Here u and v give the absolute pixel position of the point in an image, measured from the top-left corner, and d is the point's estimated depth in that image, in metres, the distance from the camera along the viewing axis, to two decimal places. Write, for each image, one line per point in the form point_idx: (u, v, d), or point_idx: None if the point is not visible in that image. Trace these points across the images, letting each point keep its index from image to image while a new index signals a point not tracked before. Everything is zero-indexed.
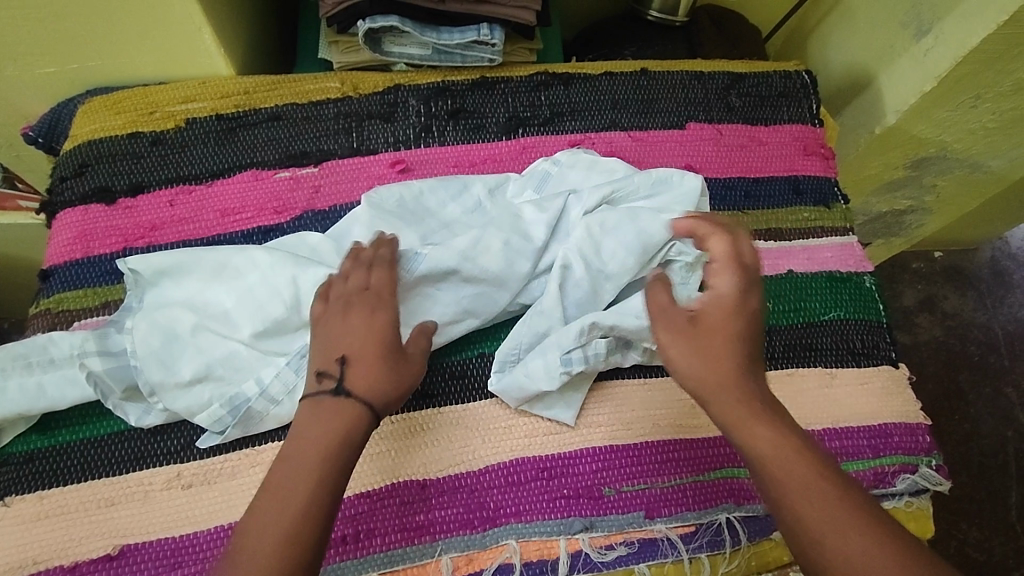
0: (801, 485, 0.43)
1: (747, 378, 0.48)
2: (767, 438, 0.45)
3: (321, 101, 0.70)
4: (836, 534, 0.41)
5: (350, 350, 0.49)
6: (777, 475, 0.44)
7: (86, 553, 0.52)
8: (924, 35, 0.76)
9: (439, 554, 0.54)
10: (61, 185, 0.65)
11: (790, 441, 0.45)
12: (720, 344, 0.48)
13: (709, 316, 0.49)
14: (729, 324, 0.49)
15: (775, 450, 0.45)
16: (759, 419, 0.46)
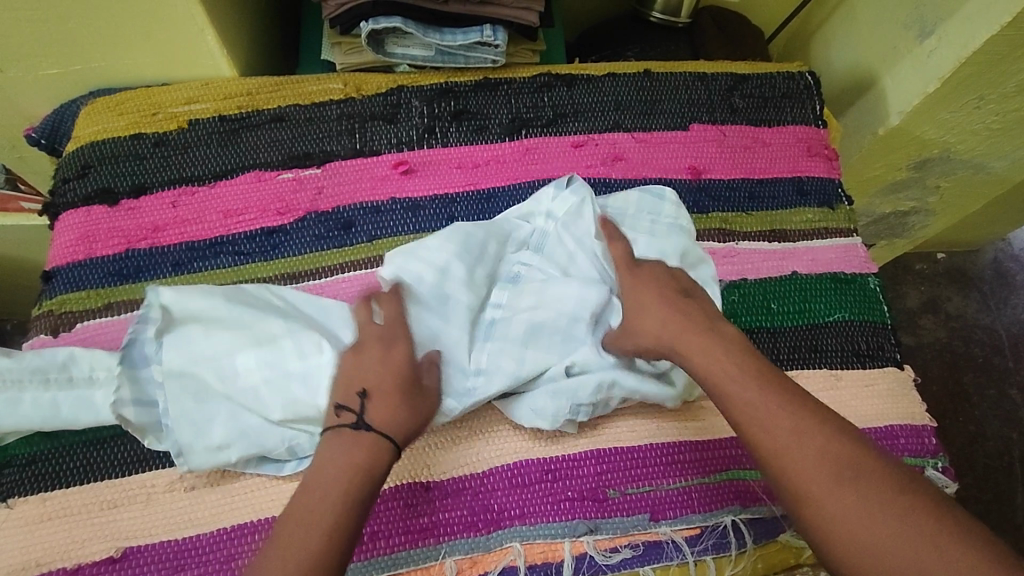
0: (764, 412, 0.46)
1: (691, 314, 0.52)
2: (723, 367, 0.48)
3: (324, 102, 0.70)
4: (800, 453, 0.44)
5: (369, 382, 0.50)
6: (741, 406, 0.46)
7: (89, 556, 0.52)
8: (928, 36, 0.76)
9: (443, 557, 0.53)
10: (64, 186, 0.65)
11: (745, 366, 0.48)
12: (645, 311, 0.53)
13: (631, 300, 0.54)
14: (641, 294, 0.54)
15: (732, 377, 0.48)
16: (710, 347, 0.50)
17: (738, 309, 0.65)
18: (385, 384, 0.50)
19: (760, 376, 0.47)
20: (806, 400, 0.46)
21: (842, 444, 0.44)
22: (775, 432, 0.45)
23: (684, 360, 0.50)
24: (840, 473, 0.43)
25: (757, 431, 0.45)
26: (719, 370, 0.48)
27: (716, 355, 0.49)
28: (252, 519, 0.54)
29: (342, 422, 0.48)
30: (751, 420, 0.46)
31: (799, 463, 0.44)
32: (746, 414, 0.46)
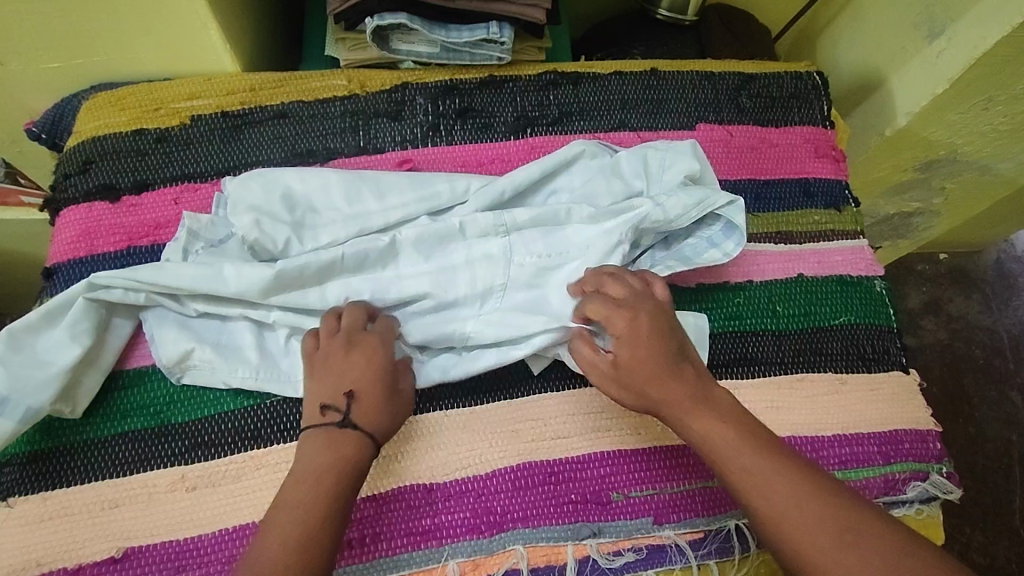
0: (771, 487, 0.47)
1: (697, 380, 0.52)
2: (725, 441, 0.49)
3: (327, 98, 0.69)
4: (810, 526, 0.45)
5: (357, 387, 0.52)
6: (746, 482, 0.48)
7: (90, 556, 0.52)
8: (937, 36, 0.75)
9: (446, 559, 0.53)
10: (65, 182, 0.64)
11: (749, 437, 0.49)
12: (642, 378, 0.52)
13: (626, 356, 0.53)
14: (646, 360, 0.52)
15: (736, 452, 0.49)
16: (711, 416, 0.51)
17: (743, 311, 0.65)
18: (370, 390, 0.52)
19: (763, 449, 0.49)
20: (812, 473, 0.48)
21: (849, 513, 0.46)
22: (785, 505, 0.46)
23: (682, 428, 0.51)
24: (847, 542, 0.45)
25: (761, 505, 0.47)
26: (721, 443, 0.49)
27: (720, 427, 0.50)
28: (254, 520, 0.54)
29: (328, 421, 0.51)
30: (757, 495, 0.47)
31: (809, 535, 0.45)
32: (754, 486, 0.47)
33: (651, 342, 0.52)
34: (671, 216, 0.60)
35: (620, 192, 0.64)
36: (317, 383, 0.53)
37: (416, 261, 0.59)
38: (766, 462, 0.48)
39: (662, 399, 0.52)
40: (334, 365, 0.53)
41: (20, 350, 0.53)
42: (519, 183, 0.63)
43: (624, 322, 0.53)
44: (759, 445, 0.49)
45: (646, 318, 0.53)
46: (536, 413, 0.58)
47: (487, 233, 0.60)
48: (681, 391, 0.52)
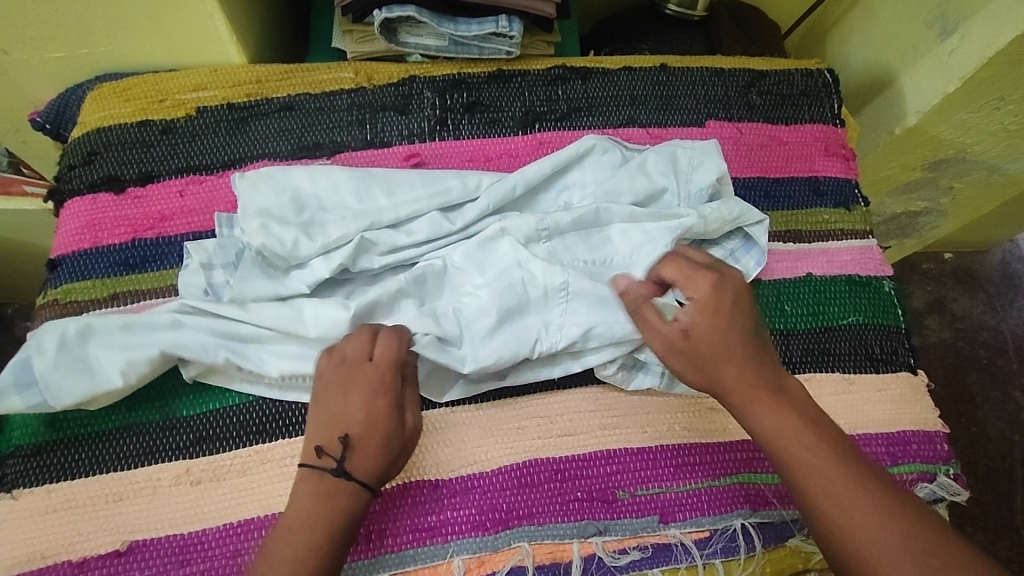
0: (833, 483, 0.47)
1: (762, 370, 0.52)
2: (793, 434, 0.49)
3: (334, 91, 0.69)
4: (869, 523, 0.45)
5: (352, 429, 0.49)
6: (810, 474, 0.48)
7: (95, 549, 0.52)
8: (949, 34, 0.75)
9: (451, 556, 0.53)
10: (70, 173, 0.64)
11: (814, 433, 0.49)
12: (711, 356, 0.52)
13: (698, 326, 0.52)
14: (717, 331, 0.52)
15: (803, 445, 0.49)
16: (778, 409, 0.50)
17: None
18: (365, 432, 0.49)
19: (830, 446, 0.49)
20: (876, 474, 0.48)
21: (904, 515, 0.46)
22: (845, 500, 0.46)
23: (747, 416, 0.51)
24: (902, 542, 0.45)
25: (822, 498, 0.47)
26: (787, 433, 0.49)
27: (786, 418, 0.50)
28: (259, 515, 0.53)
29: (322, 466, 0.48)
30: (821, 489, 0.47)
31: (867, 531, 0.45)
32: (817, 480, 0.47)
33: (727, 313, 0.52)
34: (710, 229, 0.62)
35: (642, 190, 0.63)
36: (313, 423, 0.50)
37: (470, 277, 0.59)
38: (829, 460, 0.48)
39: (728, 381, 0.51)
40: (330, 405, 0.50)
41: (77, 343, 0.53)
42: (530, 179, 0.62)
43: (695, 290, 0.53)
44: (824, 441, 0.49)
45: (718, 285, 0.53)
46: (541, 411, 0.58)
47: (530, 239, 0.60)
48: (745, 377, 0.51)
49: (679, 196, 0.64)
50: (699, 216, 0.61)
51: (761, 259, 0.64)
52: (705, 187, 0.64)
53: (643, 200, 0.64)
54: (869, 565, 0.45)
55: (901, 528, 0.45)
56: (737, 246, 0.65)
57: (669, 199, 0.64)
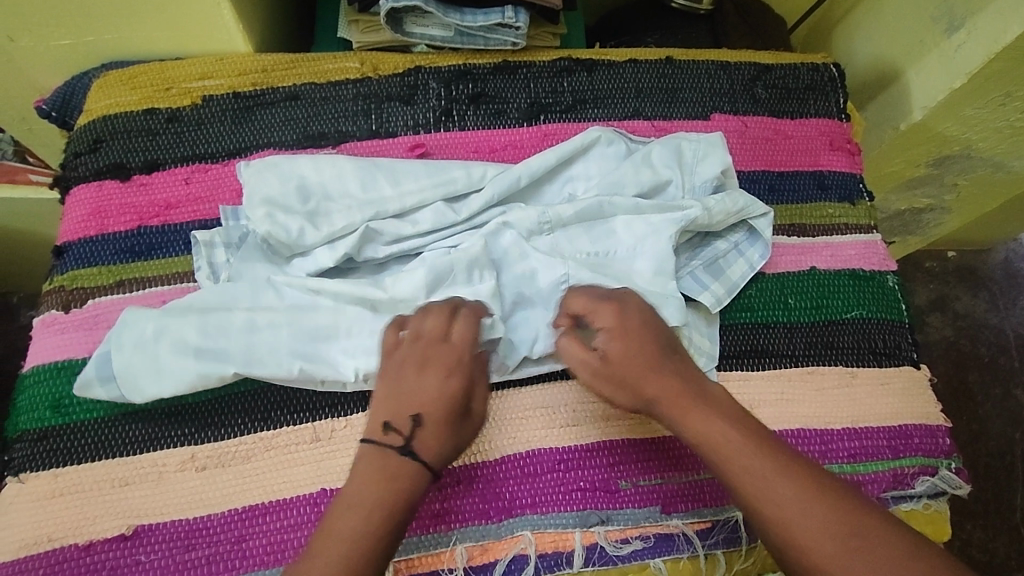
0: (764, 478, 0.45)
1: (688, 376, 0.51)
2: (722, 438, 0.48)
3: (340, 81, 0.69)
4: (799, 513, 0.44)
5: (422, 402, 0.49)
6: (743, 474, 0.46)
7: (100, 533, 0.52)
8: (956, 29, 0.74)
9: (454, 544, 0.53)
10: (76, 160, 0.64)
11: (745, 432, 0.48)
12: (634, 370, 0.51)
13: (614, 350, 0.52)
14: (630, 351, 0.51)
15: (732, 448, 0.47)
16: (705, 412, 0.49)
17: (755, 303, 0.64)
18: (437, 412, 0.49)
19: (758, 445, 0.47)
20: (806, 466, 0.46)
21: (838, 509, 0.44)
22: (776, 495, 0.45)
23: (677, 424, 0.49)
24: (827, 525, 0.43)
25: (753, 495, 0.45)
26: (715, 435, 0.48)
27: (716, 424, 0.48)
28: (263, 501, 0.54)
29: (388, 443, 0.48)
30: (752, 486, 0.45)
31: (798, 523, 0.43)
32: (748, 477, 0.46)
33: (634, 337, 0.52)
34: (713, 221, 0.62)
35: (647, 181, 0.63)
36: (382, 404, 0.50)
37: None
38: (761, 456, 0.46)
39: (654, 390, 0.50)
40: (404, 385, 0.50)
41: (154, 339, 0.54)
42: (535, 170, 0.62)
43: (607, 314, 0.53)
44: (752, 441, 0.47)
45: (622, 309, 0.53)
46: (545, 401, 0.58)
47: (532, 231, 0.60)
48: (670, 384, 0.50)
49: (684, 188, 0.64)
50: (702, 207, 0.61)
51: (764, 251, 0.65)
52: (709, 179, 0.64)
53: (648, 191, 0.64)
54: (803, 555, 0.43)
55: (834, 514, 0.43)
56: (742, 238, 0.65)
57: (674, 192, 0.64)
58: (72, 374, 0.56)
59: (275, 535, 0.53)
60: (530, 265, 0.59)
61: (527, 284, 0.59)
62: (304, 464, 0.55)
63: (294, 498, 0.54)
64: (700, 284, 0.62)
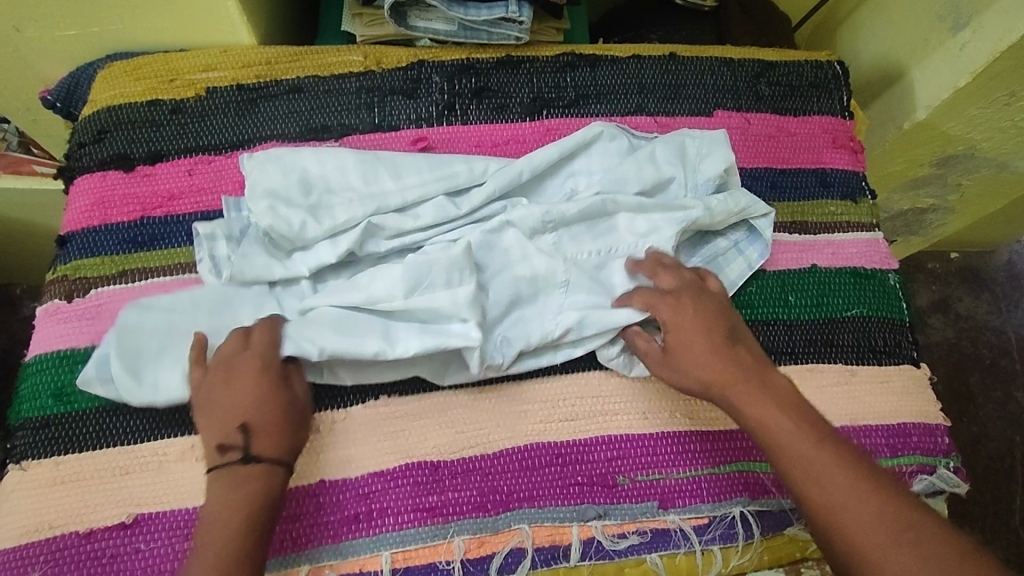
0: (819, 465, 0.47)
1: (744, 363, 0.53)
2: (778, 424, 0.50)
3: (343, 74, 0.69)
4: (845, 499, 0.46)
5: (258, 411, 0.51)
6: (794, 460, 0.48)
7: (101, 520, 0.52)
8: (962, 28, 0.74)
9: (451, 536, 0.54)
10: (80, 151, 0.64)
11: (798, 420, 0.50)
12: (692, 357, 0.54)
13: (671, 339, 0.55)
14: (688, 340, 0.54)
15: (785, 434, 0.49)
16: (766, 399, 0.51)
17: (755, 300, 0.64)
18: (261, 412, 0.51)
19: (816, 435, 0.49)
20: (857, 457, 0.48)
21: (882, 497, 0.46)
22: (827, 481, 0.47)
23: (736, 407, 0.52)
24: (870, 512, 0.45)
25: (804, 479, 0.47)
26: (770, 422, 0.50)
27: (774, 411, 0.50)
28: None
29: (229, 461, 0.49)
30: (803, 470, 0.48)
31: (846, 509, 0.46)
32: (801, 463, 0.48)
33: (689, 328, 0.54)
34: (714, 219, 0.62)
35: (649, 177, 0.63)
36: (209, 421, 0.51)
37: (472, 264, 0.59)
38: (814, 445, 0.48)
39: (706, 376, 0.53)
40: (220, 401, 0.51)
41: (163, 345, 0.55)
42: (537, 165, 0.62)
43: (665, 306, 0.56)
44: (809, 429, 0.49)
45: (679, 303, 0.56)
46: (544, 395, 0.58)
47: (533, 227, 0.60)
48: (724, 372, 0.52)
49: (686, 185, 0.64)
50: (703, 203, 0.61)
51: (766, 249, 0.65)
52: (712, 177, 0.64)
53: (650, 188, 0.64)
54: (846, 538, 0.45)
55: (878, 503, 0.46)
56: (744, 235, 0.65)
57: (676, 189, 0.64)
58: (74, 363, 0.57)
59: None
60: (530, 260, 0.59)
61: (525, 282, 0.58)
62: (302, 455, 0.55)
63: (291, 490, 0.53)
64: None
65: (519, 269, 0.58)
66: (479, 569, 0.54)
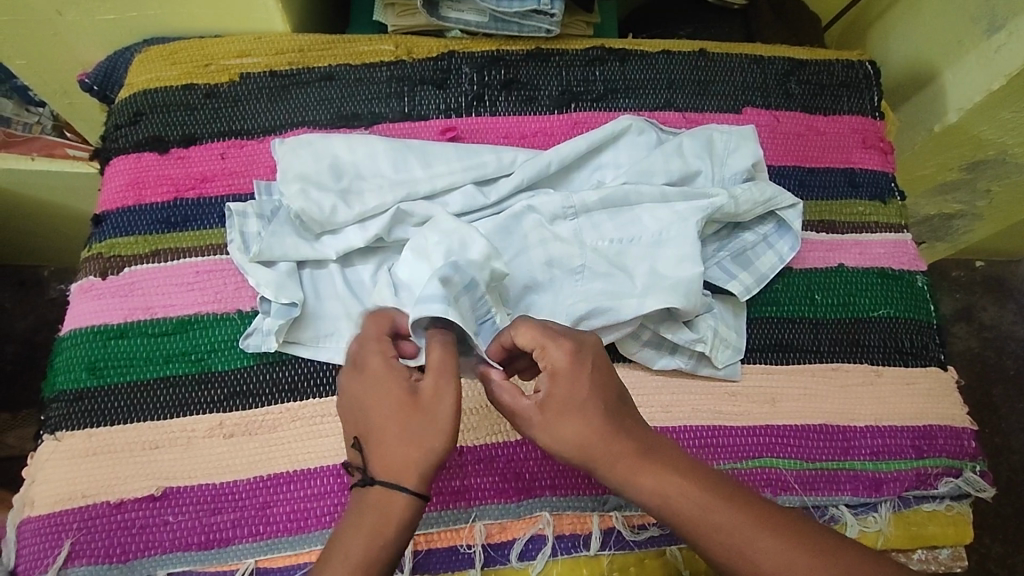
0: (730, 535, 0.44)
1: (625, 428, 0.46)
2: (681, 501, 0.45)
3: (375, 63, 0.70)
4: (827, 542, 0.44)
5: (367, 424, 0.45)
6: (714, 539, 0.44)
7: (131, 492, 0.54)
8: (997, 30, 0.73)
9: (473, 520, 0.54)
10: (117, 132, 0.66)
11: (702, 486, 0.45)
12: (576, 415, 0.46)
13: (555, 393, 0.46)
14: (575, 393, 0.46)
15: (692, 505, 0.44)
16: (660, 470, 0.45)
17: (781, 297, 0.64)
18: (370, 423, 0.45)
19: (732, 502, 0.45)
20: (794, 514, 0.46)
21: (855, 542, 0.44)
22: (751, 551, 0.43)
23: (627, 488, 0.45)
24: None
25: (723, 554, 0.44)
26: (676, 500, 0.44)
27: (673, 482, 0.45)
28: (288, 470, 0.55)
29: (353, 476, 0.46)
30: (722, 545, 0.44)
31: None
32: (720, 536, 0.44)
33: (578, 389, 0.46)
34: (740, 211, 0.62)
35: (678, 171, 0.63)
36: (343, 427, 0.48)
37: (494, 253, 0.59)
38: (729, 510, 0.44)
39: (593, 444, 0.45)
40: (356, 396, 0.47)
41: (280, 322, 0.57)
42: (565, 156, 0.62)
43: (554, 355, 0.47)
44: (715, 498, 0.45)
45: (576, 353, 0.47)
46: None
47: (557, 216, 0.60)
48: (612, 441, 0.45)
49: (714, 179, 0.64)
50: (729, 197, 0.61)
51: (794, 245, 0.64)
52: (740, 173, 0.64)
53: (678, 181, 0.63)
54: None
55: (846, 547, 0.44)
56: (771, 229, 0.65)
57: (703, 182, 0.64)
58: (109, 338, 0.58)
59: (299, 504, 0.54)
60: (554, 249, 0.59)
61: (546, 270, 0.59)
62: (328, 435, 0.56)
63: (318, 468, 0.55)
64: (727, 274, 0.62)
65: (542, 258, 0.59)
66: (500, 554, 0.55)
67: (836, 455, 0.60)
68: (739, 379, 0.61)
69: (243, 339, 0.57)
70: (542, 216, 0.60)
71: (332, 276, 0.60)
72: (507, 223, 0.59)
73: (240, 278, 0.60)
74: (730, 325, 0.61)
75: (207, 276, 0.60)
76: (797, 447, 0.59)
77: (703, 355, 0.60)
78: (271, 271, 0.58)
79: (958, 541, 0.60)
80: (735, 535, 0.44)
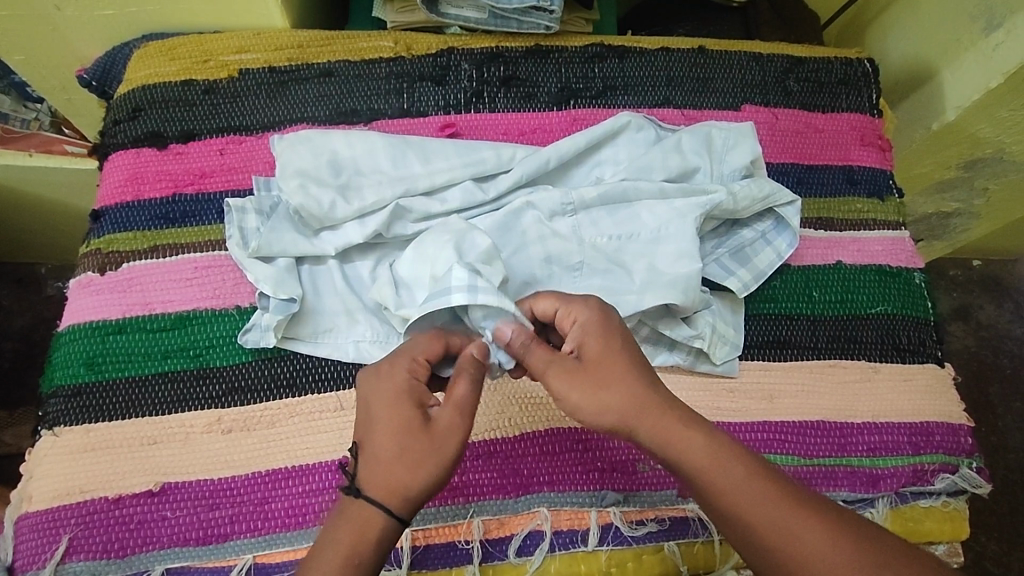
0: (768, 508, 0.44)
1: (665, 396, 0.47)
2: (721, 473, 0.45)
3: (373, 59, 0.69)
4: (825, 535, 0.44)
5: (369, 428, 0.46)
6: (751, 515, 0.44)
7: (130, 487, 0.53)
8: (995, 28, 0.73)
9: (471, 516, 0.54)
10: (116, 128, 0.65)
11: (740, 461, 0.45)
12: (611, 375, 0.47)
13: (588, 353, 0.48)
14: (612, 352, 0.47)
15: (730, 479, 0.45)
16: (702, 439, 0.46)
17: (778, 294, 0.64)
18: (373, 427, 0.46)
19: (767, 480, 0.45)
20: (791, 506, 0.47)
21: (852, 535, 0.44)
22: (787, 525, 0.44)
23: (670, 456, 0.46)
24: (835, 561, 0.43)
25: (760, 527, 0.44)
26: (716, 470, 0.45)
27: (713, 455, 0.45)
28: (287, 465, 0.55)
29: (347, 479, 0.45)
30: (761, 520, 0.44)
31: (806, 558, 0.43)
32: (757, 513, 0.44)
33: (613, 349, 0.48)
34: (739, 208, 0.62)
35: (677, 167, 0.63)
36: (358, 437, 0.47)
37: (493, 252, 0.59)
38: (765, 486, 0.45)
39: (633, 408, 0.46)
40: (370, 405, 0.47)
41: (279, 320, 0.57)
42: (564, 153, 0.62)
43: (580, 313, 0.49)
44: (753, 471, 0.45)
45: (603, 315, 0.49)
46: None
47: (555, 212, 0.60)
48: (653, 405, 0.46)
49: (712, 176, 0.64)
50: (728, 193, 0.61)
51: (791, 241, 0.64)
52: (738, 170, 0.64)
53: (677, 177, 0.64)
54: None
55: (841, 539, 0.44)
56: (769, 226, 0.65)
57: (701, 179, 0.64)
58: (106, 334, 0.58)
59: (297, 499, 0.54)
60: (553, 246, 0.59)
61: (545, 267, 0.59)
62: (327, 431, 0.56)
63: (317, 463, 0.55)
64: (726, 271, 0.62)
65: (541, 255, 0.59)
66: (499, 549, 0.55)
67: (833, 451, 0.60)
68: (736, 376, 0.61)
69: (240, 336, 0.57)
70: (540, 213, 0.60)
71: (331, 273, 0.60)
72: (506, 220, 0.59)
73: (239, 273, 0.60)
74: (728, 321, 0.61)
75: (205, 272, 0.60)
76: (795, 443, 0.59)
77: (701, 351, 0.60)
78: (270, 267, 0.58)
79: (954, 536, 0.60)
80: (770, 510, 0.44)
